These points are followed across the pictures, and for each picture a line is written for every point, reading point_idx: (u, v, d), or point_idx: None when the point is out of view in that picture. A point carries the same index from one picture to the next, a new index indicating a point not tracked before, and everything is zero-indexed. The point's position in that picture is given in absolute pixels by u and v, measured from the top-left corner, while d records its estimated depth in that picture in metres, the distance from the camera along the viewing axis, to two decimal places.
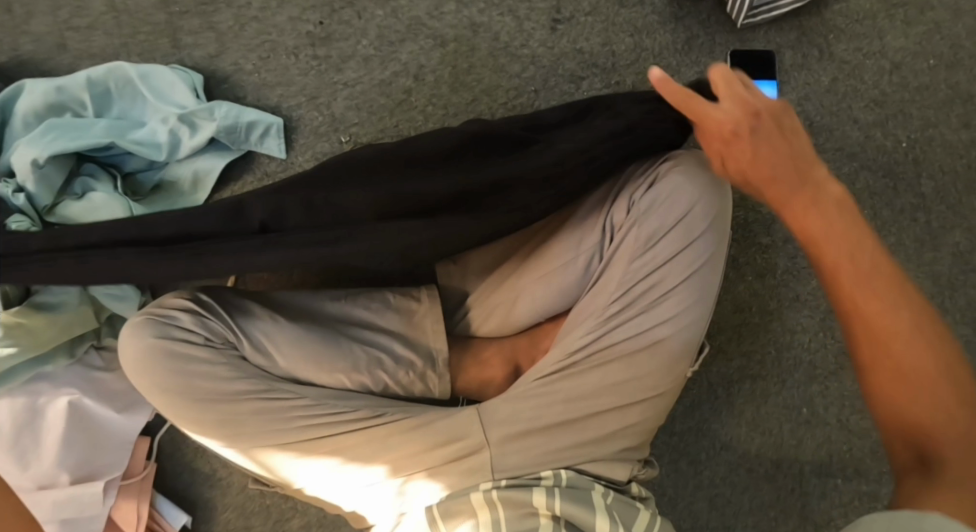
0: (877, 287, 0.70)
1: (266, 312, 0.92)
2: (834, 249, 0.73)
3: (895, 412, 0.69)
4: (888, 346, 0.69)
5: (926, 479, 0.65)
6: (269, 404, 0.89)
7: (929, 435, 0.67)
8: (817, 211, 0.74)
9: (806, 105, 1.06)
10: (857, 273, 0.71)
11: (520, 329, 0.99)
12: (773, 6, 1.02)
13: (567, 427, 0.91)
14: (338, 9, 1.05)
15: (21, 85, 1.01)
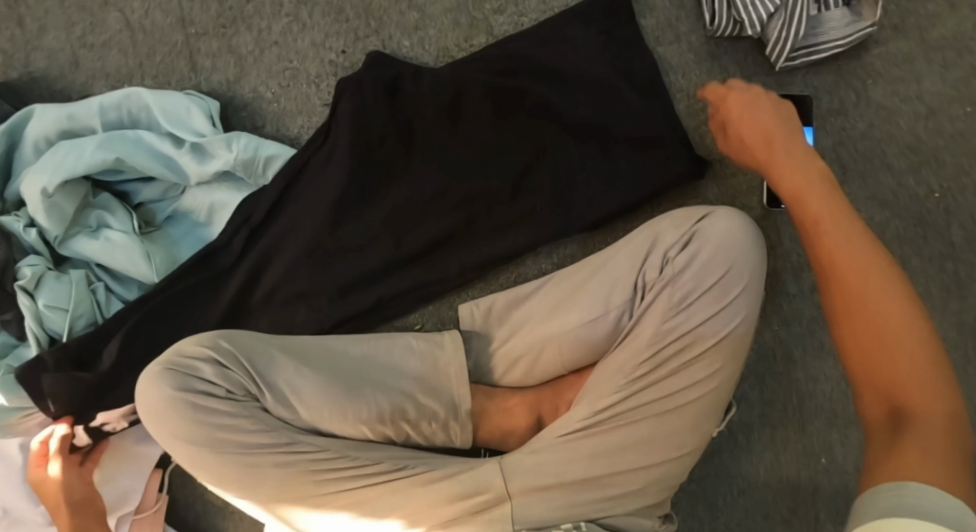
0: (839, 231, 0.76)
1: (288, 359, 0.92)
2: (818, 228, 0.78)
3: (859, 353, 0.72)
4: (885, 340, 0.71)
5: (925, 467, 0.64)
6: (288, 458, 0.89)
7: (903, 394, 0.69)
8: (780, 167, 0.85)
9: (840, 151, 1.04)
10: (834, 232, 0.77)
11: (544, 380, 0.98)
12: (813, 50, 1.01)
13: (589, 482, 0.91)
14: (363, 37, 1.02)
15: (31, 110, 0.98)
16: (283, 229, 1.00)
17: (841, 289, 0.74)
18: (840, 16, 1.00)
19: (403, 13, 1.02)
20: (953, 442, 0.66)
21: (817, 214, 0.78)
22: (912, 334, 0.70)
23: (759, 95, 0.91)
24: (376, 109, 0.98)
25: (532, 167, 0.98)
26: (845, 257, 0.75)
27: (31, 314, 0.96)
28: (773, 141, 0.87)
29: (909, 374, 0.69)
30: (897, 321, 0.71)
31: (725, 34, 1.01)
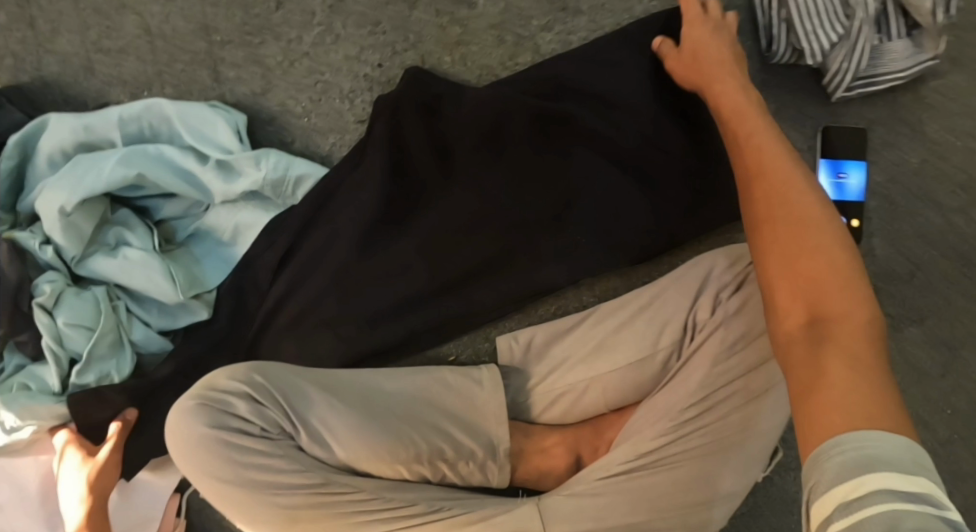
0: (779, 170, 0.76)
1: (322, 395, 0.87)
2: (750, 145, 0.79)
3: (780, 271, 0.72)
4: (814, 292, 0.69)
5: (849, 399, 0.61)
6: (325, 499, 0.84)
7: (825, 311, 0.67)
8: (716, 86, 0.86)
9: (891, 187, 1.00)
10: (766, 152, 0.78)
11: (583, 418, 0.95)
12: (872, 81, 0.96)
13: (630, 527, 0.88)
14: (401, 51, 0.96)
15: (46, 119, 0.90)
16: (316, 254, 0.93)
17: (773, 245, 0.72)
18: (901, 48, 0.95)
19: (443, 27, 0.96)
20: (873, 349, 0.65)
21: (752, 137, 0.79)
22: (831, 250, 0.70)
23: (721, 33, 0.90)
24: (415, 133, 0.92)
25: (580, 198, 0.93)
26: (773, 191, 0.75)
27: (48, 334, 0.88)
28: (713, 63, 0.87)
29: (833, 300, 0.67)
30: (817, 241, 0.71)
31: (783, 60, 0.96)
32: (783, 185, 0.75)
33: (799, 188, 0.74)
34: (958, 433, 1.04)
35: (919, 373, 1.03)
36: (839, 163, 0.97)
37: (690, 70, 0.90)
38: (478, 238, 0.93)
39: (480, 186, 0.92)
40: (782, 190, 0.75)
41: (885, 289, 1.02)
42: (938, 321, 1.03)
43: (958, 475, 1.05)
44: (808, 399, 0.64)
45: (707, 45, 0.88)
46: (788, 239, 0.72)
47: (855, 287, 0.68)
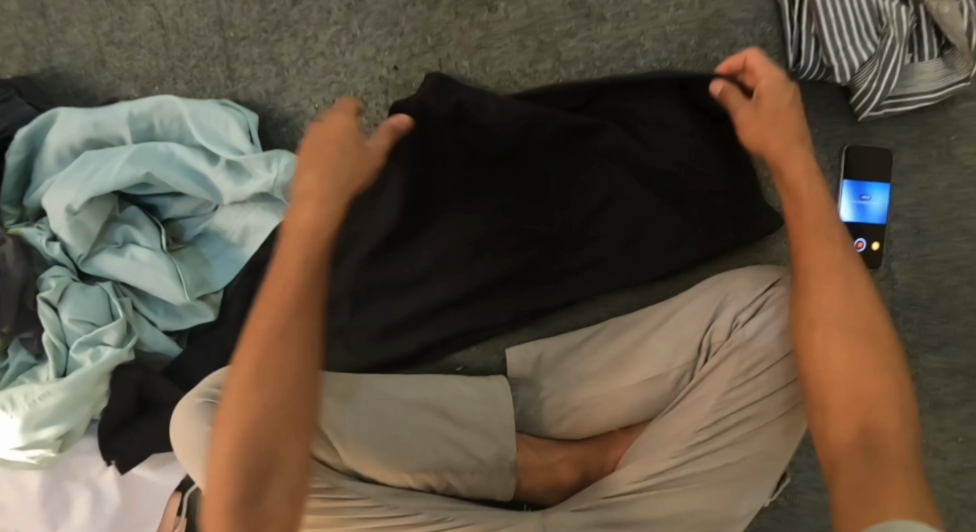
0: (835, 285, 0.79)
1: (334, 399, 0.85)
2: (816, 254, 0.79)
3: (823, 394, 0.78)
4: (868, 417, 0.75)
5: (899, 500, 0.69)
6: (330, 504, 0.81)
7: (875, 429, 0.75)
8: (788, 175, 0.81)
9: (917, 211, 0.97)
10: (826, 261, 0.79)
11: (591, 434, 0.93)
12: (900, 102, 0.93)
13: None
14: (419, 54, 0.94)
15: (55, 113, 0.89)
16: (330, 262, 0.92)
17: (827, 380, 0.78)
18: (933, 68, 0.92)
19: (464, 30, 0.93)
20: (915, 474, 0.72)
21: (818, 240, 0.79)
22: (877, 365, 0.77)
23: (792, 94, 0.81)
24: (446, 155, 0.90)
25: (602, 215, 0.92)
26: (828, 305, 0.79)
27: (51, 327, 0.87)
28: (787, 146, 0.81)
29: (882, 410, 0.76)
30: (868, 359, 0.77)
31: (810, 76, 0.94)
32: (839, 305, 0.78)
33: (851, 308, 0.78)
34: (970, 462, 1.02)
35: (935, 401, 1.01)
36: (861, 185, 0.96)
37: (760, 141, 0.82)
38: (497, 251, 0.92)
39: (504, 199, 0.92)
40: (833, 309, 0.78)
41: (904, 315, 0.99)
42: (958, 350, 1.00)
43: (968, 504, 1.03)
44: (862, 503, 0.71)
45: (779, 119, 0.81)
46: (842, 386, 0.77)
47: (899, 409, 0.76)
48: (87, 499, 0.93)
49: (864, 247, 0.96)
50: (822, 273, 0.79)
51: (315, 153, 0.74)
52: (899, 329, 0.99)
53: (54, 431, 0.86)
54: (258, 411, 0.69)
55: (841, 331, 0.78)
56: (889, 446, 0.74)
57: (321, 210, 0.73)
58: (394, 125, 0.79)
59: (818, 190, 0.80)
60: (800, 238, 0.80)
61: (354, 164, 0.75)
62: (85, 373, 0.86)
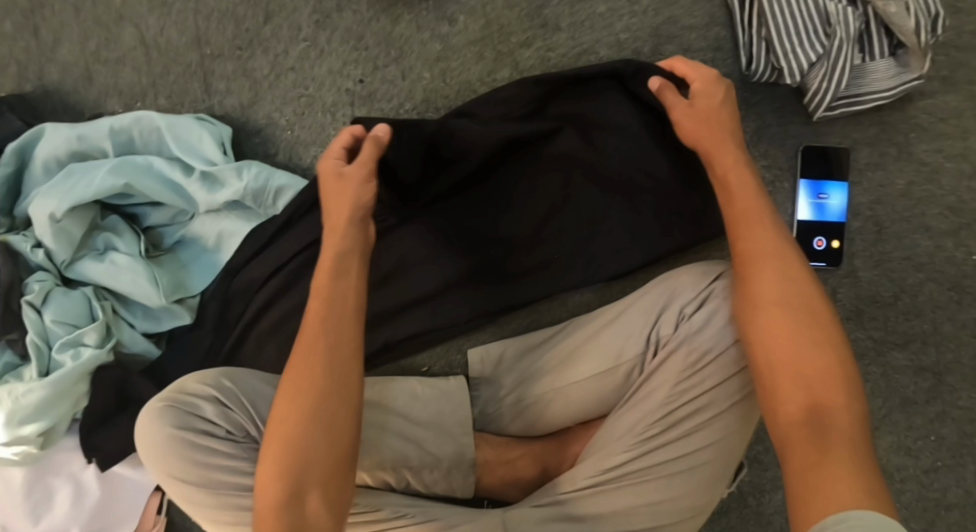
0: (773, 262, 0.77)
1: None
2: (753, 237, 0.78)
3: (772, 366, 0.75)
4: (816, 400, 0.72)
5: (844, 487, 0.66)
6: None
7: (823, 409, 0.71)
8: (722, 162, 0.82)
9: (876, 209, 0.98)
10: (763, 242, 0.78)
11: (551, 431, 0.95)
12: (854, 101, 0.94)
13: None
14: (382, 66, 0.98)
15: (42, 128, 0.95)
16: (296, 266, 0.95)
17: (774, 367, 0.74)
18: (884, 67, 0.93)
19: (425, 42, 0.98)
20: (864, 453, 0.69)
21: (753, 222, 0.79)
22: (822, 346, 0.74)
23: (724, 91, 0.85)
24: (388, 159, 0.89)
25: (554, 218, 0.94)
26: (768, 283, 0.77)
27: (34, 329, 0.91)
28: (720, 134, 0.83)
29: (829, 390, 0.72)
30: (814, 341, 0.74)
31: (762, 79, 0.95)
32: (779, 282, 0.76)
33: (790, 286, 0.76)
34: (942, 460, 1.02)
35: (903, 399, 1.01)
36: (819, 184, 0.97)
37: (696, 140, 0.84)
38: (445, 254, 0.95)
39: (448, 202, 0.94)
40: (774, 288, 0.76)
41: (869, 313, 0.99)
42: (923, 346, 1.00)
43: (943, 504, 1.03)
44: (814, 494, 0.67)
45: (709, 112, 0.84)
46: (789, 379, 0.74)
47: (845, 386, 0.72)
48: (68, 495, 0.98)
49: (824, 245, 0.98)
50: (758, 255, 0.78)
51: (331, 198, 0.81)
52: (865, 327, 0.99)
53: (35, 427, 0.91)
54: (299, 435, 0.73)
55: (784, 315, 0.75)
56: (839, 424, 0.71)
57: (346, 234, 0.79)
58: (375, 138, 0.82)
59: (753, 179, 0.81)
60: (737, 220, 0.79)
61: (362, 185, 0.81)
62: (64, 373, 0.90)
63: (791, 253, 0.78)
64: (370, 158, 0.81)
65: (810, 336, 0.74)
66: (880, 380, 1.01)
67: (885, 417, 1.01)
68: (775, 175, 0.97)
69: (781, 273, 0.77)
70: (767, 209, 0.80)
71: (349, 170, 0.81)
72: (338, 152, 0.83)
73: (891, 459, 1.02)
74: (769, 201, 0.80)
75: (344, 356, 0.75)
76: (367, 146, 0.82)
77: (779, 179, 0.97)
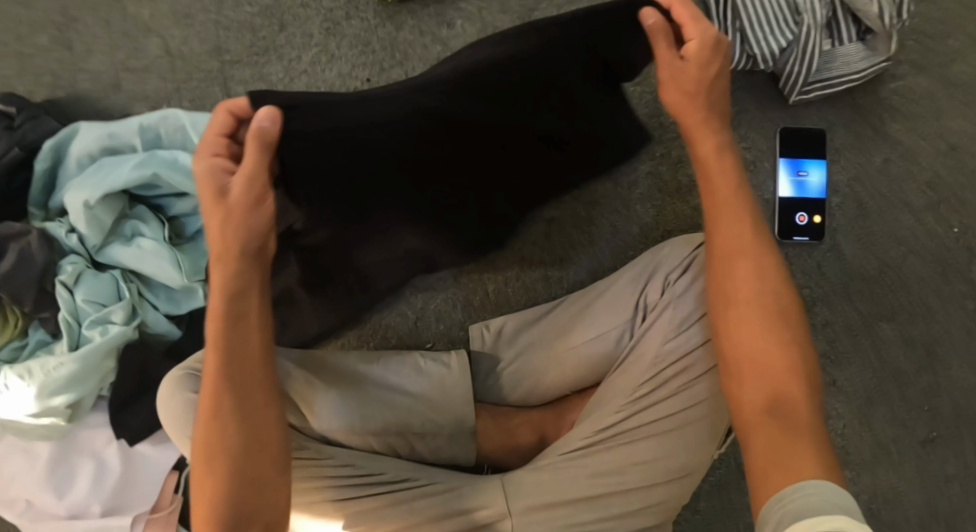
0: (754, 258, 0.80)
1: (303, 372, 0.94)
2: (729, 233, 0.81)
3: (745, 359, 0.78)
4: (778, 386, 0.76)
5: (805, 467, 0.70)
6: (299, 463, 0.91)
7: (784, 398, 0.75)
8: (704, 159, 0.82)
9: (856, 186, 1.02)
10: (740, 239, 0.81)
11: (547, 400, 1.00)
12: (828, 84, 0.99)
13: (592, 503, 0.92)
14: (387, 68, 1.05)
15: (76, 126, 1.03)
16: None
17: (740, 358, 0.78)
18: (855, 51, 0.99)
19: (425, 45, 1.05)
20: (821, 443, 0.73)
21: (733, 216, 0.81)
22: (780, 342, 0.78)
23: (721, 63, 0.78)
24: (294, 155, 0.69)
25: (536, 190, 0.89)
26: (745, 281, 0.80)
27: (66, 307, 0.98)
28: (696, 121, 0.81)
29: (788, 381, 0.76)
30: (776, 334, 0.78)
31: (739, 67, 1.00)
32: (755, 280, 0.80)
33: (765, 286, 0.80)
34: (937, 432, 1.05)
35: (895, 370, 1.03)
36: (800, 162, 1.02)
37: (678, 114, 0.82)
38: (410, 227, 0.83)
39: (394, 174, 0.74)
40: (750, 286, 0.80)
41: (856, 287, 1.02)
42: (911, 318, 1.03)
43: (943, 476, 1.05)
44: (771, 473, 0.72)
45: (691, 88, 0.80)
46: (751, 369, 0.77)
47: (805, 380, 0.76)
48: (91, 470, 1.02)
49: (806, 221, 1.02)
50: (735, 249, 0.81)
51: (207, 219, 0.73)
52: (853, 300, 1.03)
53: (65, 398, 0.97)
54: (224, 456, 0.76)
55: (755, 308, 0.79)
56: (798, 412, 0.75)
57: (238, 266, 0.74)
58: (260, 128, 0.65)
59: (735, 168, 0.82)
60: (717, 214, 0.81)
61: (250, 202, 0.71)
62: (93, 346, 0.97)
63: (769, 253, 0.81)
64: (268, 161, 0.68)
65: (773, 329, 0.78)
66: (870, 352, 1.03)
67: (877, 389, 1.04)
68: (756, 156, 1.02)
69: (754, 268, 0.80)
70: (749, 204, 0.82)
71: (235, 182, 0.71)
72: (225, 143, 0.73)
73: (887, 432, 1.04)
74: (751, 198, 0.83)
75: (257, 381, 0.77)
76: (250, 145, 0.66)
77: (759, 159, 1.02)
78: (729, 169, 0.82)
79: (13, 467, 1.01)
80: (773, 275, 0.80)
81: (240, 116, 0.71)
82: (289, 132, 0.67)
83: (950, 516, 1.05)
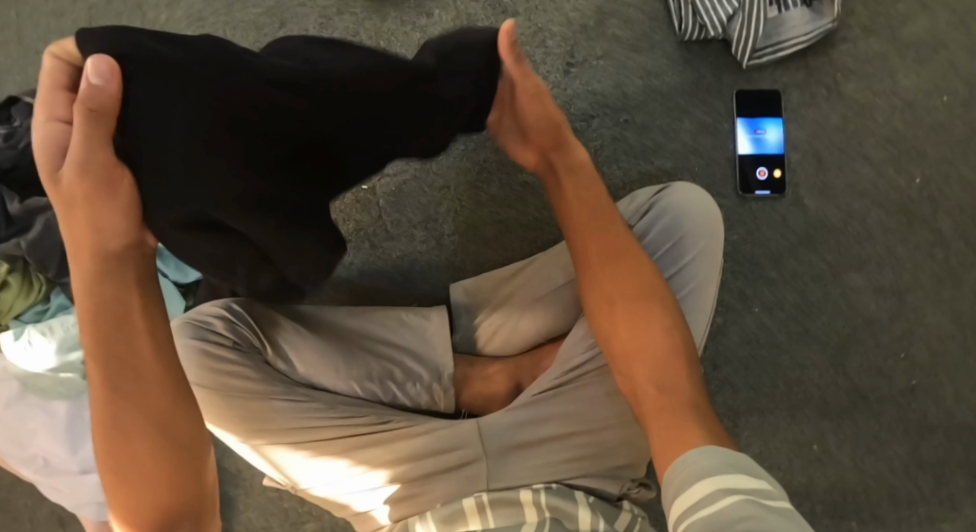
0: (623, 263, 0.86)
1: (292, 322, 0.99)
2: (587, 243, 0.88)
3: (628, 354, 0.83)
4: (658, 372, 0.81)
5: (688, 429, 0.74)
6: (288, 403, 0.94)
7: (665, 381, 0.80)
8: (564, 188, 0.90)
9: (814, 142, 1.07)
10: (611, 244, 0.87)
11: (523, 348, 1.04)
12: (778, 48, 1.06)
13: (566, 440, 0.92)
14: None
15: None
16: None
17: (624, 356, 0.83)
18: (800, 16, 1.05)
19: (407, 33, 1.12)
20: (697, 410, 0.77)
21: (599, 228, 0.88)
22: (657, 333, 0.83)
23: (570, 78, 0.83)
24: (156, 133, 0.65)
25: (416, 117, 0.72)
26: (609, 282, 0.86)
27: None
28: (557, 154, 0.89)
29: (665, 366, 0.81)
30: (652, 325, 0.83)
31: (692, 38, 1.06)
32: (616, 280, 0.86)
33: (633, 280, 0.85)
34: (916, 380, 1.06)
35: (866, 318, 1.06)
36: (755, 121, 1.07)
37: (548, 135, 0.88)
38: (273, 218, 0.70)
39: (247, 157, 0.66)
40: (621, 279, 0.85)
41: (820, 238, 1.06)
42: (879, 268, 1.06)
43: (925, 426, 1.06)
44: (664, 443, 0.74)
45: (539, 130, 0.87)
46: (636, 363, 0.82)
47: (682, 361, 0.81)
48: None
49: (767, 176, 1.06)
50: (607, 260, 0.86)
51: (63, 210, 0.70)
52: (818, 251, 1.06)
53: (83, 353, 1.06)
54: (124, 456, 0.76)
55: (632, 309, 0.84)
56: (674, 389, 0.79)
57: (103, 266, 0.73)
58: (89, 86, 0.61)
59: (596, 180, 0.90)
60: (581, 224, 0.88)
61: (98, 179, 0.67)
62: None
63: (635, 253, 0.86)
64: (106, 130, 0.65)
65: (650, 321, 0.83)
66: (840, 301, 1.06)
67: (851, 337, 1.06)
68: (715, 118, 1.07)
69: (626, 273, 0.86)
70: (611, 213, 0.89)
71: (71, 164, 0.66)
72: (68, 100, 0.67)
73: (863, 380, 1.06)
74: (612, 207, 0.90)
75: (155, 384, 0.76)
76: (81, 115, 0.63)
77: (718, 120, 1.07)
78: (581, 185, 0.89)
79: (32, 424, 1.07)
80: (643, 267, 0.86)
81: (74, 62, 0.66)
82: (125, 92, 0.63)
83: (936, 466, 1.05)
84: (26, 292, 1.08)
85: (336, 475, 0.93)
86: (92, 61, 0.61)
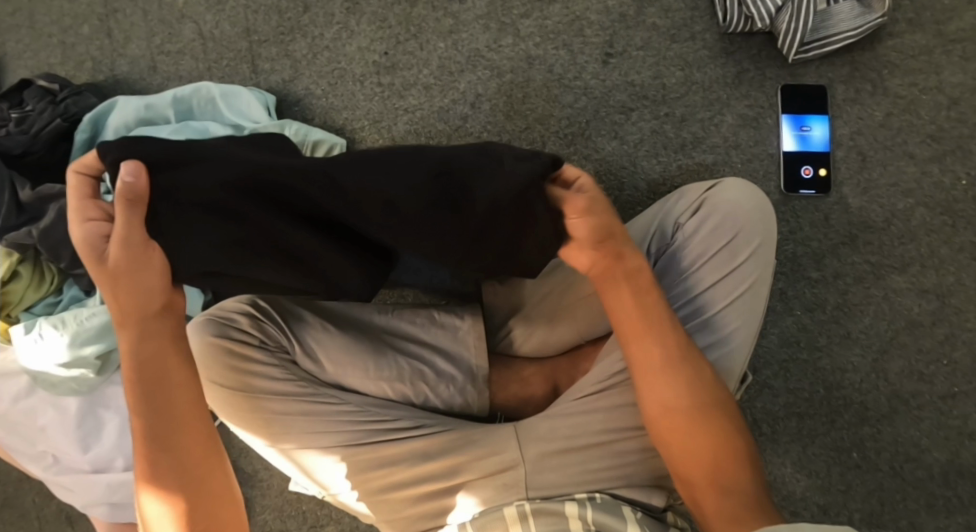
0: (671, 374, 0.81)
1: (318, 318, 0.93)
2: (644, 353, 0.82)
3: (687, 459, 0.80)
4: (719, 471, 0.79)
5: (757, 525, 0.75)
6: (315, 406, 0.89)
7: (729, 483, 0.78)
8: (616, 294, 0.83)
9: (858, 139, 1.05)
10: (657, 351, 0.82)
11: (561, 350, 0.99)
12: (825, 42, 1.02)
13: (605, 448, 0.88)
14: (403, 41, 1.09)
15: (115, 102, 1.06)
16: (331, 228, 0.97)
17: (680, 458, 0.80)
18: (848, 8, 1.02)
19: (439, 19, 1.08)
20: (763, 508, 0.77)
21: (649, 339, 0.82)
22: (714, 432, 0.80)
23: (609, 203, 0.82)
24: (187, 224, 0.74)
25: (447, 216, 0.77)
26: (668, 390, 0.81)
27: None
28: (608, 264, 0.82)
29: (727, 465, 0.79)
30: (709, 422, 0.80)
31: (737, 30, 1.03)
32: (680, 394, 0.81)
33: (696, 392, 0.81)
34: (958, 386, 1.03)
35: (909, 321, 1.03)
36: (801, 117, 1.05)
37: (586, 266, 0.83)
38: (284, 270, 0.80)
39: (271, 236, 0.76)
40: (680, 396, 0.81)
41: (863, 238, 1.04)
42: (922, 270, 1.03)
43: (966, 433, 1.02)
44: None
45: (590, 239, 0.80)
46: (694, 469, 0.79)
47: (739, 461, 0.79)
48: (116, 424, 1.04)
49: (811, 174, 1.04)
50: (648, 362, 0.82)
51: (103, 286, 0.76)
52: (861, 251, 1.04)
53: (96, 349, 1.00)
54: (171, 494, 0.78)
55: (687, 414, 0.80)
56: (739, 488, 0.78)
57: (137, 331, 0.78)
58: (124, 184, 0.71)
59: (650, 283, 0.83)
60: (629, 328, 0.82)
61: (138, 257, 0.75)
62: None
63: (694, 359, 0.82)
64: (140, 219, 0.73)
65: (703, 420, 0.80)
66: (882, 303, 1.03)
67: (892, 340, 1.03)
68: (757, 112, 1.05)
69: (673, 377, 0.81)
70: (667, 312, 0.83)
71: (111, 247, 0.74)
72: (94, 205, 0.76)
73: (904, 385, 1.03)
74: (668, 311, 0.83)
75: (189, 434, 0.79)
76: (119, 204, 0.72)
77: (762, 115, 1.05)
78: (639, 292, 0.83)
79: (42, 421, 1.04)
80: (705, 377, 0.82)
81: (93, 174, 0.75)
82: (155, 185, 0.72)
83: None
84: (37, 284, 1.03)
85: (369, 483, 0.89)
86: (122, 165, 0.70)
